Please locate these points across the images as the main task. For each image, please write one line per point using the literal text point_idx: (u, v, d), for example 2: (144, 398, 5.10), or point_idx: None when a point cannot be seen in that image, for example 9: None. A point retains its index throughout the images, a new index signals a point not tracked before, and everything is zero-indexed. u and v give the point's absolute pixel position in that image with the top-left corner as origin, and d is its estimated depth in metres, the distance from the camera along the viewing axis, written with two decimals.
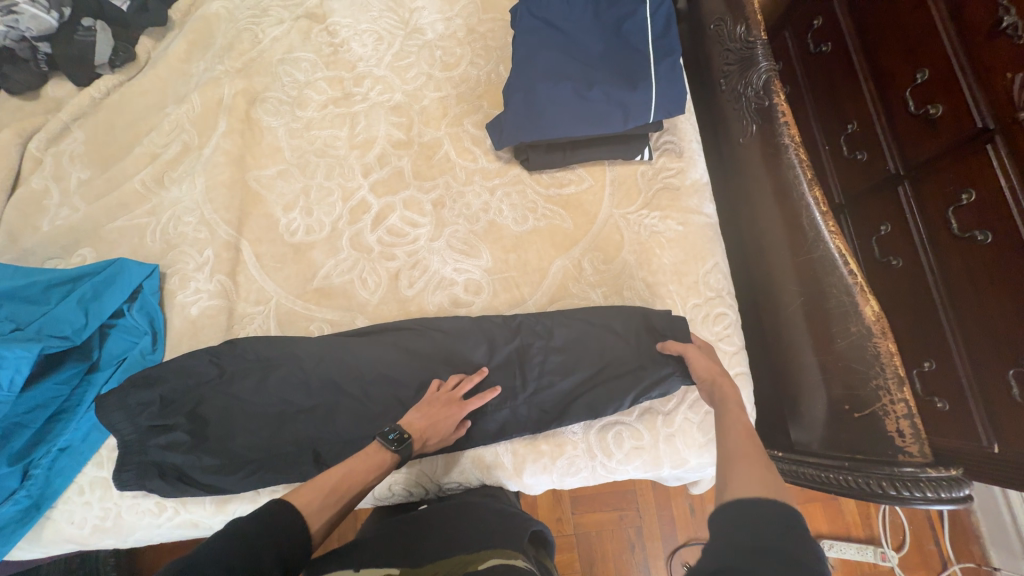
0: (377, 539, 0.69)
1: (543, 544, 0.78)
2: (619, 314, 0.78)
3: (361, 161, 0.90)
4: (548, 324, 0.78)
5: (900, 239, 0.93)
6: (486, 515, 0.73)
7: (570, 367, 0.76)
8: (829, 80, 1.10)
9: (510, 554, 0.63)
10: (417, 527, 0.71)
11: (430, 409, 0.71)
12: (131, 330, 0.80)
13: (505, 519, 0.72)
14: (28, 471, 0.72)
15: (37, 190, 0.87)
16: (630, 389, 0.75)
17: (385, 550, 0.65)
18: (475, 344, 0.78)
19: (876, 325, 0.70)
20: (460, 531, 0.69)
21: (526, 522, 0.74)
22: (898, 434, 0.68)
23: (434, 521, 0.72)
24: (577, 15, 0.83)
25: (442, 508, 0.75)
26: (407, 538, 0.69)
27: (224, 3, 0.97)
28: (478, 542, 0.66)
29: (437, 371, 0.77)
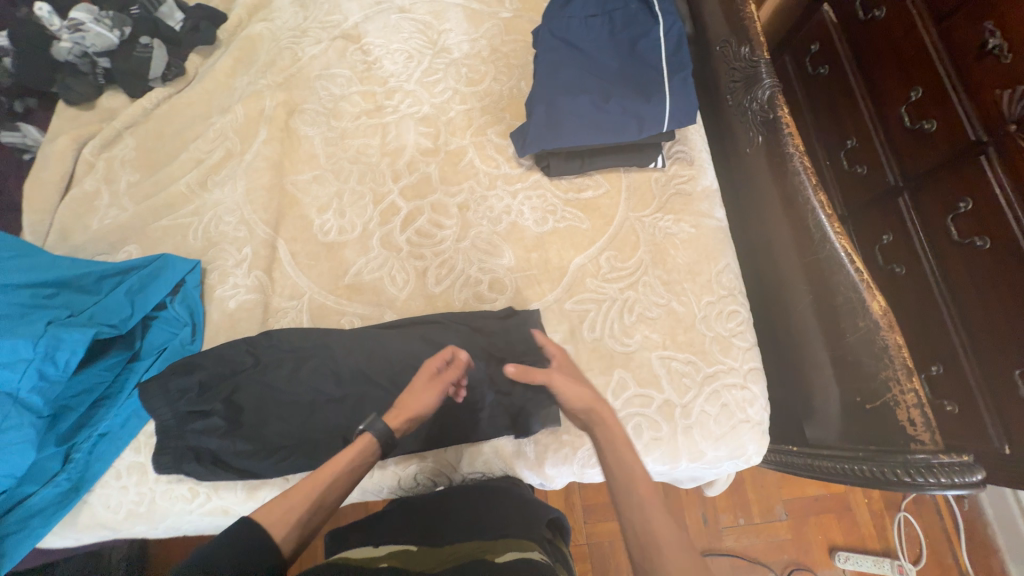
0: (398, 523, 0.72)
1: (559, 530, 0.79)
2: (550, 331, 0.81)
3: (391, 167, 0.96)
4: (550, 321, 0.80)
5: (902, 247, 0.98)
6: (503, 500, 0.75)
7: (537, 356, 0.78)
8: (828, 98, 1.17)
9: (526, 543, 0.65)
10: (435, 511, 0.74)
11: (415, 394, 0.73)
12: (172, 322, 0.83)
13: (521, 506, 0.74)
14: (69, 454, 0.75)
15: (88, 191, 0.93)
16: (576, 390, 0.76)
17: (404, 533, 0.69)
18: (500, 336, 0.82)
19: (883, 319, 0.73)
20: (478, 517, 0.71)
21: (544, 508, 0.75)
22: (910, 423, 0.70)
23: (451, 511, 0.73)
24: (595, 34, 0.89)
25: (461, 492, 0.78)
26: (425, 523, 0.72)
27: (267, 25, 1.06)
28: (493, 530, 0.68)
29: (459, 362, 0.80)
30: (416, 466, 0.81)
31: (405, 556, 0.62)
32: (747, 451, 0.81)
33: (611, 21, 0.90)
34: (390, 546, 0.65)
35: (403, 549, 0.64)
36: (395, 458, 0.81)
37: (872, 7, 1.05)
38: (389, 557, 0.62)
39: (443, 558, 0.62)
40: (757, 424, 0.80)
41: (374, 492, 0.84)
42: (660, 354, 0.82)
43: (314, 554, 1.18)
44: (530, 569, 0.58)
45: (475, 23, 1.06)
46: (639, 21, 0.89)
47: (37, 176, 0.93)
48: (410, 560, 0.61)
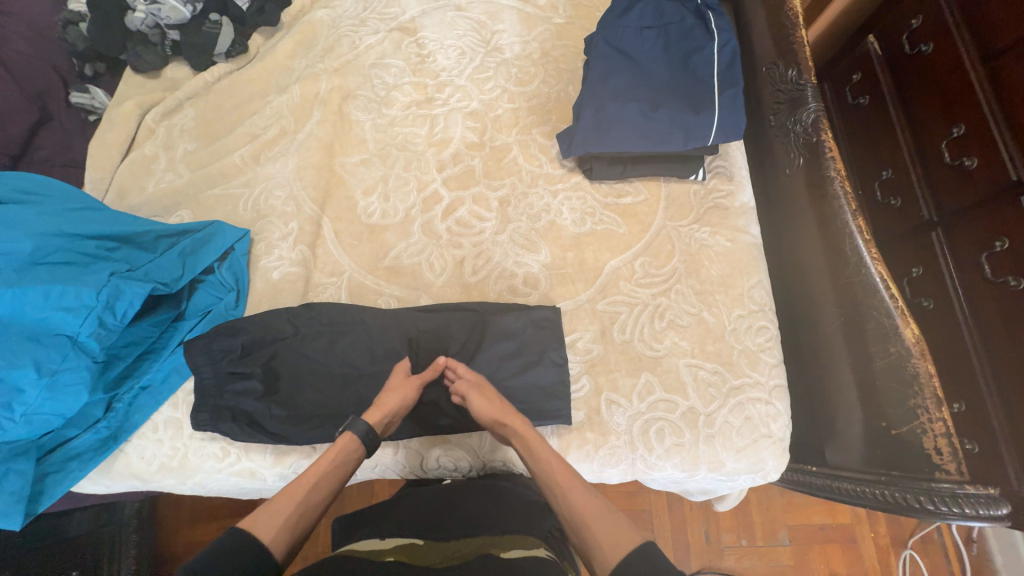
0: (406, 517, 0.74)
1: None
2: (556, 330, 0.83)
3: (436, 157, 0.98)
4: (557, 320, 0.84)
5: (932, 281, 0.97)
6: (511, 501, 0.77)
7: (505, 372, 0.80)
8: (868, 128, 1.16)
9: (530, 541, 0.66)
10: (443, 507, 0.76)
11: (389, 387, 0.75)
12: (217, 286, 0.86)
13: (527, 506, 0.75)
14: (111, 403, 0.77)
15: (147, 155, 0.98)
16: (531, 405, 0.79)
17: (412, 528, 0.72)
18: (530, 328, 0.83)
19: (915, 347, 0.74)
20: (484, 515, 0.73)
21: (550, 512, 0.76)
22: (936, 452, 0.71)
23: (462, 506, 0.76)
24: (648, 45, 0.91)
25: (475, 487, 0.79)
26: (435, 516, 0.74)
27: (329, 11, 1.09)
28: (497, 528, 0.70)
29: (484, 352, 0.82)
30: (439, 449, 0.82)
31: (410, 551, 0.65)
32: (767, 466, 0.81)
33: (666, 34, 0.92)
34: (397, 542, 0.67)
35: (409, 545, 0.67)
36: (420, 439, 0.82)
37: (920, 42, 1.04)
38: (396, 551, 0.64)
39: (446, 554, 0.64)
40: (779, 440, 0.81)
41: (395, 471, 0.85)
42: (688, 362, 0.83)
43: (319, 536, 1.18)
44: (531, 564, 0.59)
45: (529, 26, 1.09)
46: (694, 35, 0.91)
47: (101, 136, 0.98)
48: (416, 555, 0.63)
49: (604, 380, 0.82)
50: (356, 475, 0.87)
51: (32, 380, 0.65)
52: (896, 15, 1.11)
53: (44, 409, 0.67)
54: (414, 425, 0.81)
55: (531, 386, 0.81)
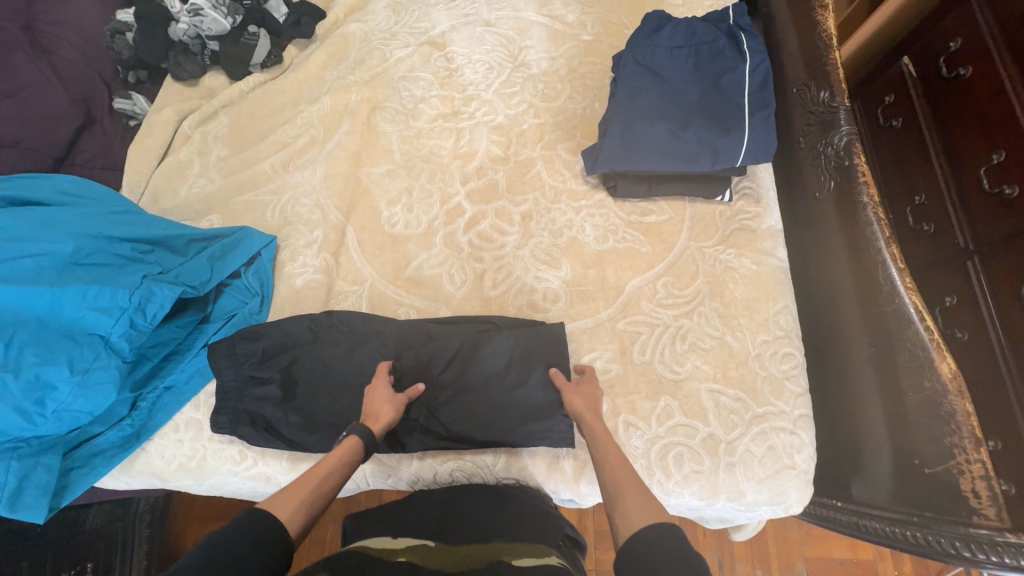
0: (416, 515, 0.73)
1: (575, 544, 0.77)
2: (560, 345, 0.81)
3: (461, 170, 0.99)
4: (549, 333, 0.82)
5: (966, 312, 0.88)
6: (522, 509, 0.75)
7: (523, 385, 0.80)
8: (900, 150, 1.09)
9: (543, 549, 0.65)
10: (451, 509, 0.74)
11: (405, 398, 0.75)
12: (243, 291, 0.88)
13: (538, 515, 0.74)
14: (136, 402, 0.79)
15: (182, 160, 1.02)
16: (547, 425, 0.79)
17: (422, 527, 0.70)
18: (540, 344, 0.81)
19: (952, 383, 0.70)
20: (496, 523, 0.71)
21: (562, 522, 0.74)
22: (974, 495, 0.67)
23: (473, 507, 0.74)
24: (678, 65, 0.91)
25: (484, 494, 0.77)
26: (444, 518, 0.72)
27: (362, 25, 1.12)
28: (508, 534, 0.68)
29: (492, 369, 0.81)
30: (453, 463, 0.81)
31: (422, 551, 0.63)
32: (789, 499, 0.78)
33: (696, 54, 0.91)
34: (408, 540, 0.66)
35: (420, 544, 0.65)
36: (434, 451, 0.82)
37: (958, 65, 0.97)
38: (407, 550, 0.63)
39: (458, 556, 0.62)
40: (803, 472, 0.78)
41: (407, 482, 0.85)
42: (708, 387, 0.81)
43: (326, 541, 1.18)
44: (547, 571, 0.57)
45: (556, 43, 1.09)
46: (725, 56, 0.90)
47: (140, 141, 1.02)
48: (427, 555, 0.62)
49: (622, 401, 0.81)
50: (368, 483, 0.87)
51: (64, 377, 0.67)
52: (934, 36, 1.04)
53: (73, 407, 0.68)
54: (427, 438, 0.80)
55: (546, 404, 0.79)
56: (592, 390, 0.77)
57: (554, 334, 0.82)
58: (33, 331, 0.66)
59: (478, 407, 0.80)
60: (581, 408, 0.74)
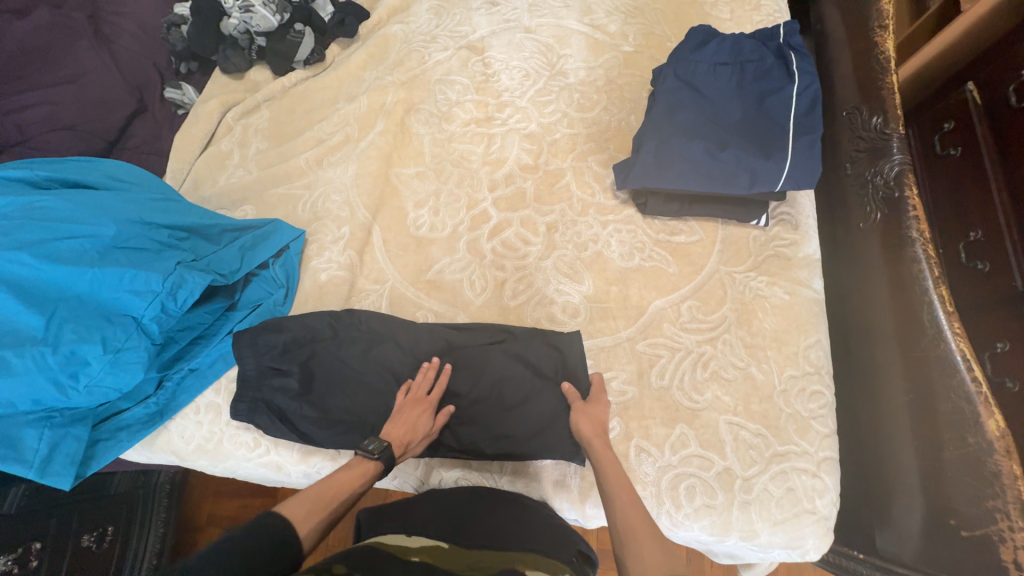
0: (428, 513, 0.72)
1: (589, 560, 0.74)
2: (574, 360, 0.80)
3: (489, 176, 0.98)
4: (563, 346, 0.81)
5: (1020, 362, 0.81)
6: (534, 520, 0.73)
7: (533, 398, 0.79)
8: (955, 181, 1.02)
9: (556, 567, 0.62)
10: (462, 513, 0.73)
11: (424, 408, 0.75)
12: (269, 281, 0.90)
13: (552, 528, 0.72)
14: (162, 381, 0.82)
15: (223, 150, 1.05)
16: (555, 441, 0.77)
17: (435, 526, 0.69)
18: (553, 357, 0.80)
19: (1000, 442, 0.64)
20: (509, 530, 0.69)
21: (577, 536, 0.72)
22: (1016, 567, 0.61)
23: (486, 510, 0.73)
24: (721, 82, 0.88)
25: (495, 497, 0.76)
26: (457, 518, 0.71)
27: (403, 27, 1.13)
28: (522, 542, 0.67)
29: (505, 378, 0.80)
30: (460, 470, 0.81)
31: (436, 552, 0.62)
32: (806, 545, 0.74)
33: (741, 72, 0.88)
34: (422, 538, 0.65)
35: (434, 545, 0.64)
36: (440, 459, 0.82)
37: None
38: (420, 550, 0.62)
39: (471, 560, 0.61)
40: (823, 518, 0.74)
41: (412, 485, 0.85)
42: (728, 419, 0.78)
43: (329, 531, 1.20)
44: None
45: (595, 52, 1.07)
46: (772, 76, 0.87)
47: (186, 130, 1.06)
48: (441, 556, 0.61)
49: (636, 426, 0.78)
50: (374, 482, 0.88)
51: (97, 355, 0.70)
52: (1004, 62, 0.97)
53: (103, 383, 0.72)
54: (436, 443, 0.81)
55: (554, 418, 0.78)
56: (602, 413, 0.75)
57: (570, 347, 0.80)
58: (73, 309, 0.69)
59: (490, 419, 0.79)
60: (590, 435, 0.72)
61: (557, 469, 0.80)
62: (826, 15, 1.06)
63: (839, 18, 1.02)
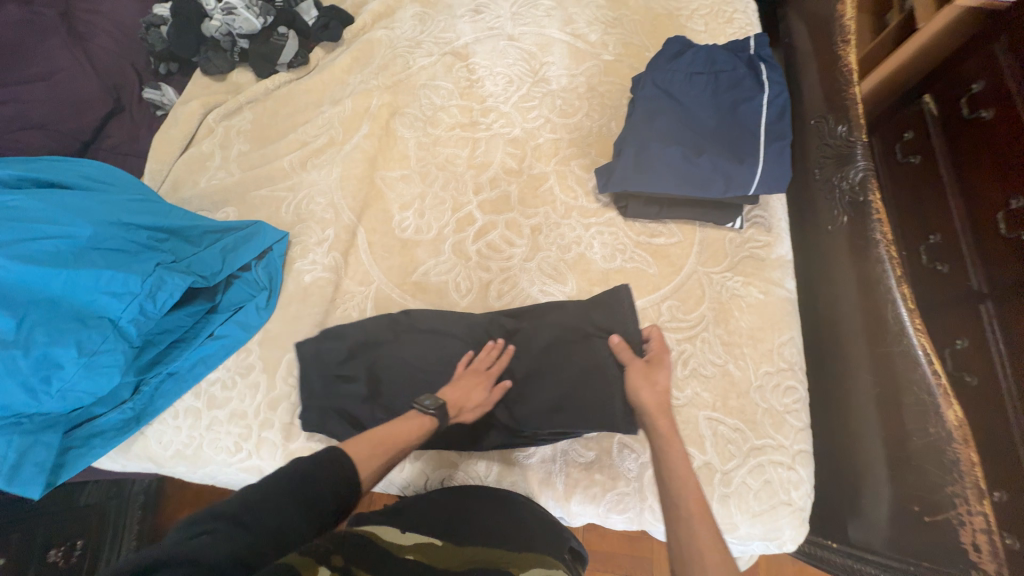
0: (423, 511, 0.72)
1: (578, 558, 0.76)
2: (623, 314, 0.81)
3: (474, 179, 1.00)
4: (612, 302, 0.82)
5: (978, 357, 0.86)
6: (526, 514, 0.74)
7: (585, 357, 0.79)
8: (916, 187, 1.08)
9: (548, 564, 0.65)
10: (458, 508, 0.73)
11: (479, 377, 0.79)
12: (251, 284, 0.89)
13: (543, 524, 0.73)
14: (139, 386, 0.80)
15: (204, 152, 1.04)
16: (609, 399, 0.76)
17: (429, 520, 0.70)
18: (601, 316, 0.81)
19: (959, 431, 0.67)
20: (502, 525, 0.71)
21: (566, 531, 0.75)
22: (974, 548, 0.65)
23: (478, 505, 0.74)
24: (696, 91, 0.91)
25: (486, 494, 0.76)
26: (451, 517, 0.71)
27: (388, 32, 1.14)
28: (515, 537, 0.68)
29: (557, 338, 0.81)
30: (445, 471, 0.82)
31: (430, 549, 0.63)
32: (783, 536, 0.77)
33: (715, 81, 0.92)
34: (416, 533, 0.66)
35: (428, 542, 0.65)
36: (427, 458, 0.82)
37: (980, 106, 0.96)
38: (415, 548, 0.63)
39: (464, 559, 0.62)
40: (798, 509, 0.77)
41: (398, 488, 0.85)
42: (707, 415, 0.80)
43: None
44: None
45: (577, 61, 1.11)
46: (744, 85, 0.91)
47: (165, 131, 1.05)
48: (435, 554, 0.62)
49: None
50: None
51: (71, 358, 0.68)
52: (957, 75, 1.03)
53: (77, 387, 0.70)
54: (423, 443, 0.81)
55: (608, 376, 0.77)
56: (665, 380, 0.76)
57: (619, 304, 0.81)
58: (45, 312, 0.67)
59: (548, 386, 0.79)
60: (654, 410, 0.73)
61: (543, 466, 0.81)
62: (794, 29, 1.12)
63: (806, 32, 1.08)
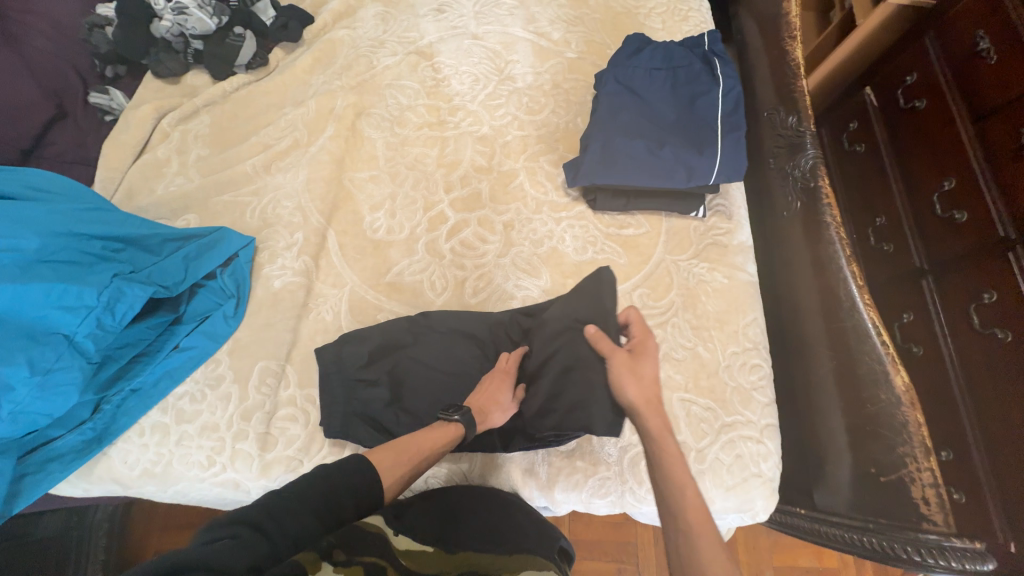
0: (423, 512, 0.74)
1: (565, 556, 0.78)
2: (599, 303, 0.80)
3: (445, 178, 1.00)
4: (589, 292, 0.81)
5: (921, 328, 0.94)
6: (515, 513, 0.75)
7: (566, 352, 0.78)
8: (862, 174, 1.15)
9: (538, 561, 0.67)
10: (450, 512, 0.74)
11: (500, 380, 0.78)
12: (218, 292, 0.86)
13: (534, 522, 0.74)
14: (99, 404, 0.77)
15: (159, 158, 1.00)
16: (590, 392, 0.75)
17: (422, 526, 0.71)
18: (578, 308, 0.80)
19: (905, 395, 0.75)
20: (495, 527, 0.72)
21: (557, 532, 0.76)
22: (924, 502, 0.71)
23: (468, 508, 0.74)
24: (656, 86, 0.95)
25: (473, 495, 0.77)
26: (446, 521, 0.72)
27: (350, 32, 1.13)
28: (509, 539, 0.70)
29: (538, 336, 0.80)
30: (428, 471, 0.82)
31: (420, 555, 0.65)
32: (755, 507, 0.81)
33: (674, 76, 0.95)
34: (408, 539, 0.68)
35: (420, 548, 0.66)
36: None
37: (914, 97, 1.04)
38: (407, 553, 0.64)
39: (457, 564, 0.64)
40: (768, 480, 0.81)
41: None
42: (681, 396, 0.83)
43: None
44: None
45: (541, 58, 1.12)
46: (701, 79, 0.95)
47: (115, 137, 1.00)
48: (425, 560, 0.64)
49: None
50: None
51: (23, 378, 0.64)
52: (893, 69, 1.11)
53: (32, 408, 0.66)
54: None
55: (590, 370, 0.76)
56: (652, 370, 0.74)
57: (598, 293, 0.80)
58: None
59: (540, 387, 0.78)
60: (643, 404, 0.71)
61: (527, 458, 0.82)
62: (745, 26, 1.18)
63: (756, 29, 1.14)
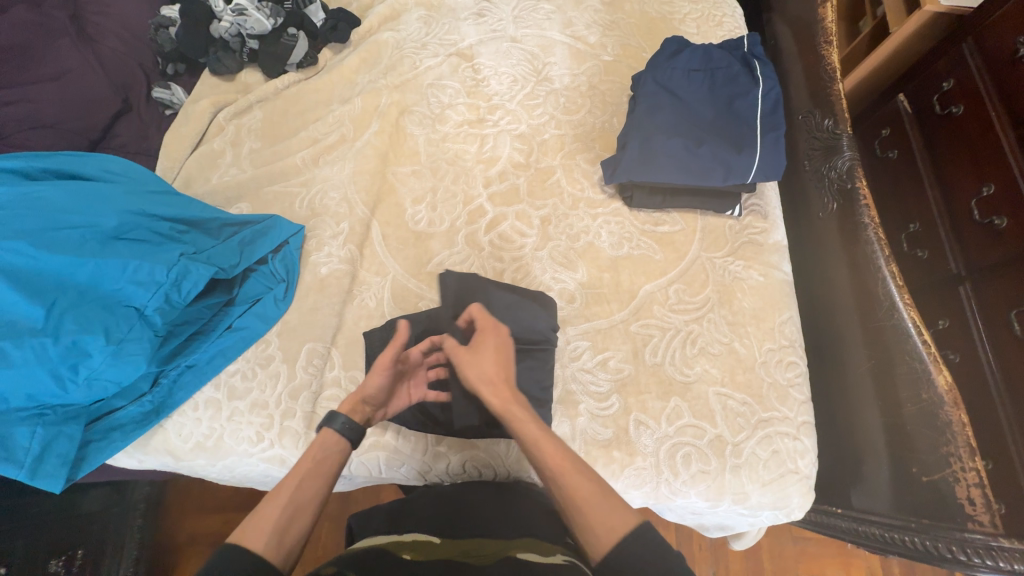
0: (423, 518, 0.70)
1: None
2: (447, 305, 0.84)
3: (483, 173, 1.03)
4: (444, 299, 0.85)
5: (960, 334, 0.93)
6: (532, 506, 0.75)
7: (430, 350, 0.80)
8: (895, 181, 1.15)
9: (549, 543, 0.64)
10: (460, 508, 0.73)
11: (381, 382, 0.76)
12: (268, 276, 0.90)
13: (550, 512, 0.74)
14: (158, 378, 0.81)
15: (215, 149, 1.05)
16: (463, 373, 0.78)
17: (428, 523, 0.69)
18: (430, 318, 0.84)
19: (948, 394, 0.74)
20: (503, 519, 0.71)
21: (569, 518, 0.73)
22: (969, 501, 0.71)
23: (480, 504, 0.74)
24: (694, 87, 0.97)
25: (489, 489, 0.78)
26: (453, 519, 0.70)
27: (394, 34, 1.17)
28: (517, 528, 0.68)
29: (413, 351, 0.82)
30: (466, 454, 0.83)
31: (426, 546, 0.62)
32: (791, 504, 0.81)
33: (711, 78, 0.97)
34: (414, 534, 0.65)
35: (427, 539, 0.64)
36: (449, 443, 0.84)
37: (951, 103, 1.04)
38: (411, 545, 0.61)
39: (462, 550, 0.61)
40: (806, 477, 0.81)
41: (418, 474, 0.86)
42: (717, 390, 0.84)
43: (323, 541, 1.18)
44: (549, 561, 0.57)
45: (578, 61, 1.15)
46: (739, 81, 0.96)
47: (175, 130, 1.06)
48: (432, 548, 0.61)
49: (634, 401, 0.83)
50: (379, 474, 0.87)
51: (100, 346, 0.68)
52: (929, 76, 1.11)
53: (103, 375, 0.70)
54: (444, 429, 0.82)
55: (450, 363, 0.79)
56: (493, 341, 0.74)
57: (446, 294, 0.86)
58: (74, 298, 0.68)
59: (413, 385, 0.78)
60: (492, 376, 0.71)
61: None
62: (778, 32, 1.20)
63: (790, 35, 1.15)
